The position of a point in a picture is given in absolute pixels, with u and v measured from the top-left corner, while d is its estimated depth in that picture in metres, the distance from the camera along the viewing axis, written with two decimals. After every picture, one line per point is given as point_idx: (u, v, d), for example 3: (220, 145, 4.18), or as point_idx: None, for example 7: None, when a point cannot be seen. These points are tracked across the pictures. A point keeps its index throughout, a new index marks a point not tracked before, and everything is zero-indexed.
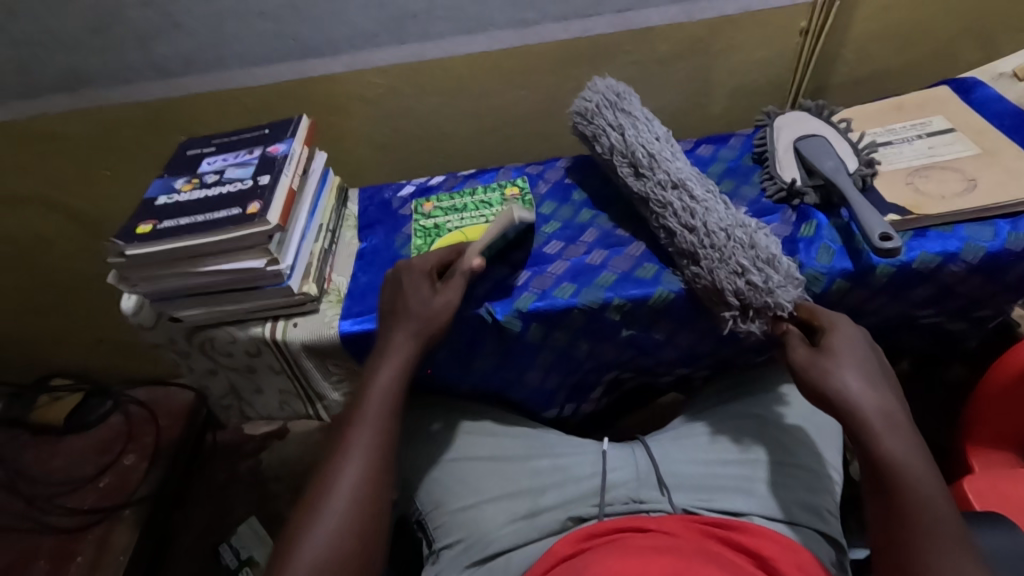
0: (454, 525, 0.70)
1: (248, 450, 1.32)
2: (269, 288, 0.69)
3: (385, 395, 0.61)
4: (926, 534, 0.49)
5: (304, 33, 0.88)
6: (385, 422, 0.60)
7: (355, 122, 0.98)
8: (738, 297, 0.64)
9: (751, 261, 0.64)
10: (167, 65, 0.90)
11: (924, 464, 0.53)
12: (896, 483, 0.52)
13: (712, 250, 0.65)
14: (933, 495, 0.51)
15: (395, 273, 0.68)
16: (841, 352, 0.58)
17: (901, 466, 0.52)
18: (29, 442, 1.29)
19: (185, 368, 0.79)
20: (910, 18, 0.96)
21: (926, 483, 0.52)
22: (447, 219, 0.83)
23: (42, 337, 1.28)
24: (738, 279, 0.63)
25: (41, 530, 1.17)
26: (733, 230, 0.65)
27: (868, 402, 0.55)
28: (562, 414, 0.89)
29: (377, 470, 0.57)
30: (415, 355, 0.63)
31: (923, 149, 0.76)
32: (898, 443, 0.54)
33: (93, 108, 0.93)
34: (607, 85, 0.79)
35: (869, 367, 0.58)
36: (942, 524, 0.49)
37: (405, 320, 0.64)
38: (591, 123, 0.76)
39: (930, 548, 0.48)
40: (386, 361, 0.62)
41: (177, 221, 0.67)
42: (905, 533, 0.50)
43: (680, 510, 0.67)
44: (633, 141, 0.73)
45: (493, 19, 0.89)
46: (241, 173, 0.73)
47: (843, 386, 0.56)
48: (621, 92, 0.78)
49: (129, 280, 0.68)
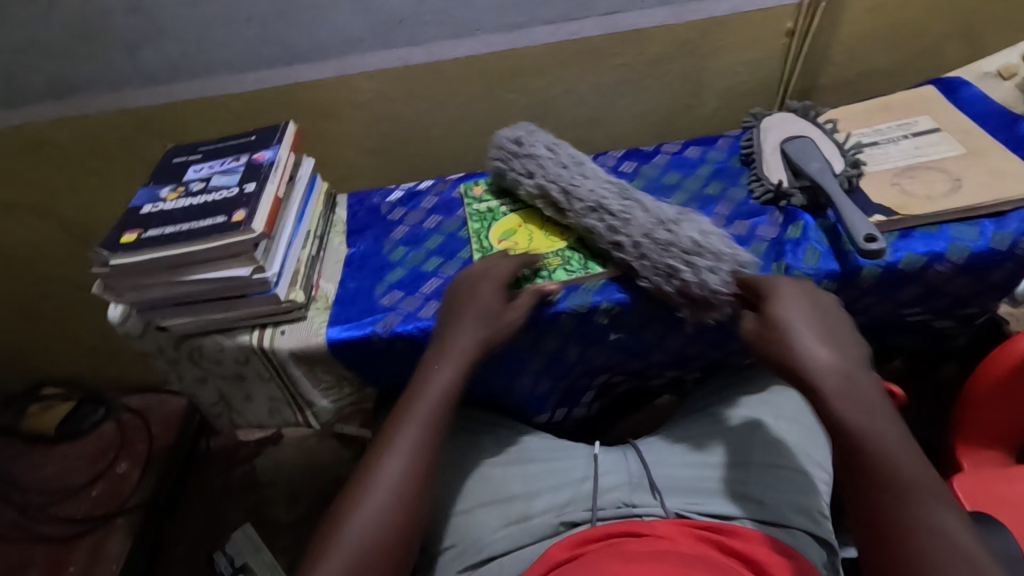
0: (446, 531, 0.71)
1: (243, 455, 1.33)
2: (256, 296, 0.68)
3: (438, 395, 0.61)
4: (904, 499, 0.47)
5: (291, 38, 0.88)
6: (434, 425, 0.60)
7: (344, 127, 0.98)
8: (688, 295, 0.64)
9: (679, 258, 0.64)
10: (154, 72, 0.89)
11: (891, 428, 0.50)
12: (864, 449, 0.49)
13: (644, 261, 0.66)
14: (908, 458, 0.49)
15: (467, 278, 0.68)
16: (799, 322, 0.56)
17: (870, 435, 0.50)
18: (20, 451, 1.28)
19: (174, 377, 0.79)
20: (897, 18, 0.97)
21: (894, 445, 0.49)
22: (501, 202, 0.83)
23: (33, 345, 1.28)
24: (676, 280, 0.64)
25: (32, 540, 1.16)
26: (654, 233, 0.66)
27: (835, 377, 0.53)
28: (553, 418, 0.88)
29: (418, 473, 0.57)
30: (475, 362, 0.64)
31: (909, 149, 0.76)
32: (863, 409, 0.51)
33: (79, 115, 0.93)
34: (511, 131, 0.81)
35: (828, 336, 0.56)
36: (917, 488, 0.47)
37: (473, 322, 0.64)
38: (508, 175, 0.79)
39: (911, 512, 0.46)
40: (445, 368, 0.63)
41: (163, 230, 0.66)
42: (882, 501, 0.47)
43: (672, 513, 0.67)
44: (543, 180, 0.74)
45: (481, 23, 0.89)
46: (227, 181, 0.73)
47: (805, 358, 0.54)
48: (523, 134, 0.79)
49: (115, 289, 0.68)
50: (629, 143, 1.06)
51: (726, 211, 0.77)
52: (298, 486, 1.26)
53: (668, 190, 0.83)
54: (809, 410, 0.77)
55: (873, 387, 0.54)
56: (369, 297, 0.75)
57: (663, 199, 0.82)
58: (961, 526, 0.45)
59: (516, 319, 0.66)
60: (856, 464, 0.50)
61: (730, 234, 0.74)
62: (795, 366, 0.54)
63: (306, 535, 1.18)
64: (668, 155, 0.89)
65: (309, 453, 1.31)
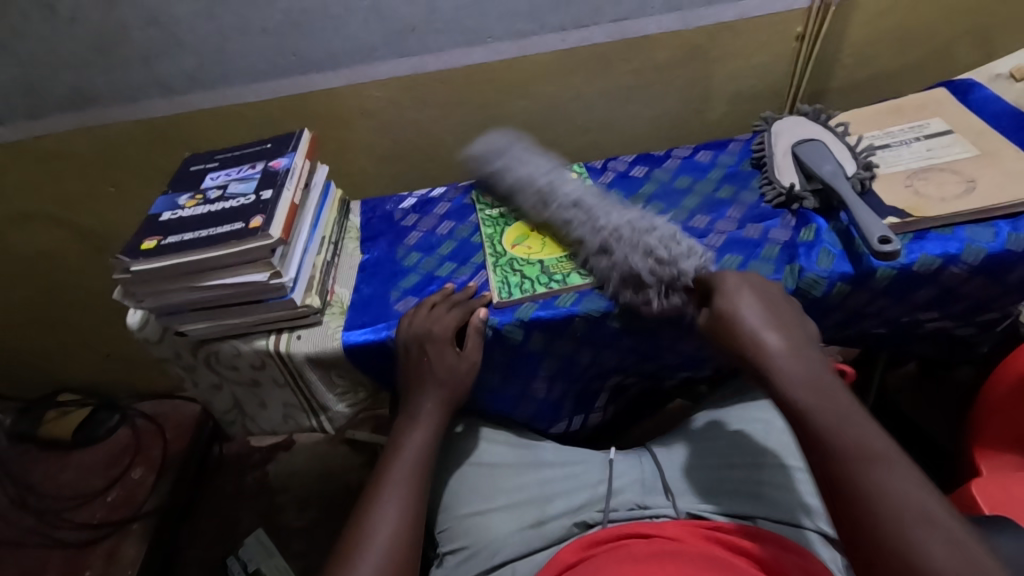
0: (460, 530, 0.71)
1: (255, 461, 1.33)
2: (273, 301, 0.69)
3: (418, 455, 0.66)
4: (858, 464, 0.46)
5: (305, 47, 0.89)
6: (417, 481, 0.64)
7: (357, 135, 0.99)
8: (654, 276, 0.64)
9: (656, 240, 0.66)
10: (171, 83, 0.91)
11: (839, 397, 0.51)
12: (811, 415, 0.50)
13: (624, 241, 0.67)
14: (860, 422, 0.49)
15: (414, 334, 0.68)
16: (746, 305, 0.58)
17: (817, 403, 0.50)
18: (37, 456, 1.30)
19: (191, 382, 0.80)
20: (906, 21, 0.97)
21: (835, 412, 0.50)
22: (512, 208, 0.84)
23: (51, 352, 1.29)
24: (647, 257, 0.65)
25: (49, 545, 1.17)
26: (633, 221, 0.69)
27: (784, 352, 0.54)
28: (570, 426, 0.89)
29: (406, 530, 0.59)
30: (443, 421, 0.68)
31: (922, 151, 0.76)
32: (809, 377, 0.52)
33: (99, 126, 0.95)
34: (490, 142, 0.84)
35: (775, 319, 0.57)
36: (868, 452, 0.46)
37: (433, 387, 0.67)
38: (488, 171, 0.83)
39: (868, 479, 0.45)
40: (416, 434, 0.67)
41: (182, 237, 0.68)
42: (839, 472, 0.46)
43: (684, 514, 0.67)
44: (535, 176, 0.77)
45: (492, 31, 0.90)
46: (243, 188, 0.74)
47: (757, 340, 0.55)
48: (499, 146, 0.82)
49: (135, 295, 0.69)
50: (639, 147, 1.07)
51: (738, 215, 0.77)
52: (310, 491, 1.26)
53: (679, 195, 0.83)
54: None
55: (820, 358, 0.55)
56: (383, 302, 0.76)
57: (675, 203, 0.82)
58: (918, 482, 0.44)
59: (470, 367, 0.69)
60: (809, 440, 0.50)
61: (742, 237, 0.74)
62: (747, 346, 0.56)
63: (318, 540, 1.19)
64: (679, 159, 0.89)
65: (321, 459, 1.31)
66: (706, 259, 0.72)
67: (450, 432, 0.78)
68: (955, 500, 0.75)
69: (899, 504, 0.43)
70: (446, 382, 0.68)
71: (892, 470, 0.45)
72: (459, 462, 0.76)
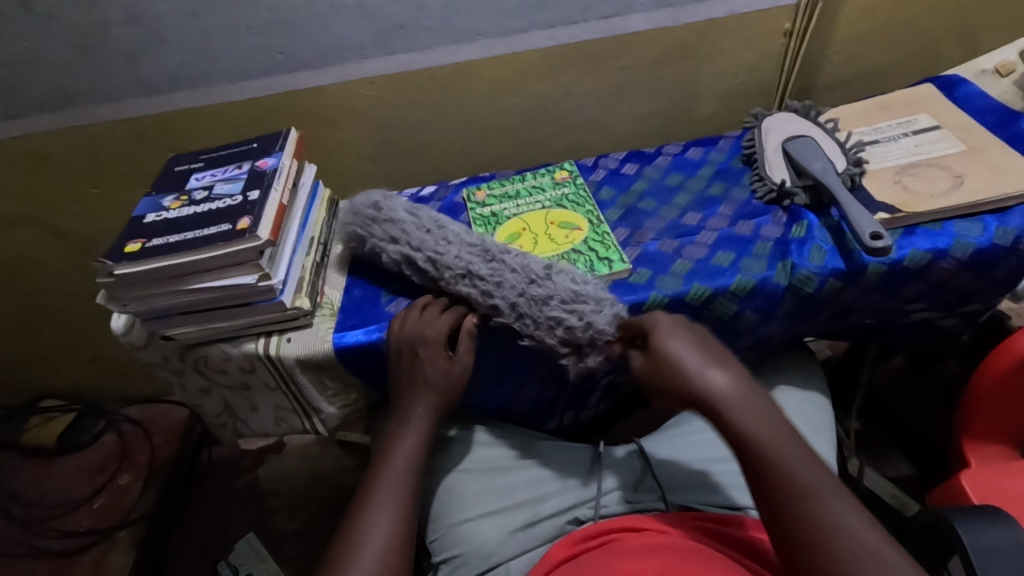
0: (452, 539, 0.70)
1: (244, 466, 1.31)
2: (262, 304, 0.68)
3: (408, 460, 0.65)
4: (802, 500, 0.49)
5: (290, 46, 0.88)
6: (407, 487, 0.63)
7: (345, 134, 0.98)
8: (566, 343, 0.65)
9: (560, 309, 0.64)
10: (153, 82, 0.89)
11: (780, 436, 0.52)
12: (760, 457, 0.51)
13: (524, 319, 0.65)
14: (800, 462, 0.51)
15: (406, 337, 0.67)
16: (683, 344, 0.56)
17: (760, 444, 0.52)
18: (21, 464, 1.27)
19: (179, 387, 0.78)
20: (893, 17, 0.97)
21: (778, 446, 0.51)
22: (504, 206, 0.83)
23: (33, 358, 1.27)
24: (557, 329, 0.64)
25: (35, 554, 1.15)
26: (528, 288, 0.66)
27: (722, 389, 0.54)
28: (562, 424, 0.88)
29: (397, 538, 0.58)
30: (433, 425, 0.67)
31: (910, 147, 0.76)
32: (750, 413, 0.53)
33: (79, 126, 0.93)
34: (365, 198, 0.76)
35: (709, 357, 0.56)
36: (811, 491, 0.49)
37: (424, 391, 0.67)
38: (367, 232, 0.75)
39: (814, 520, 0.47)
40: (405, 439, 0.66)
41: (167, 239, 0.66)
42: (789, 510, 0.49)
43: (675, 506, 0.68)
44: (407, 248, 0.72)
45: (480, 28, 0.89)
46: (230, 189, 0.72)
47: (701, 383, 0.54)
48: (376, 203, 0.75)
49: (119, 300, 0.68)
50: (630, 144, 1.06)
51: (729, 212, 0.77)
52: (302, 494, 1.25)
53: (671, 192, 0.83)
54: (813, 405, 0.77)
55: (755, 388, 0.55)
56: (375, 303, 0.75)
57: (666, 200, 0.82)
58: (852, 512, 0.48)
59: (462, 372, 0.68)
60: (758, 482, 0.51)
61: (734, 234, 0.74)
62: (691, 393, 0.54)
63: (311, 543, 1.17)
64: (669, 156, 0.89)
65: (312, 461, 1.30)
66: (699, 256, 0.72)
67: (444, 437, 0.77)
68: (946, 492, 0.76)
69: (844, 539, 0.46)
70: (437, 385, 0.67)
71: (831, 507, 0.48)
72: (449, 467, 0.75)
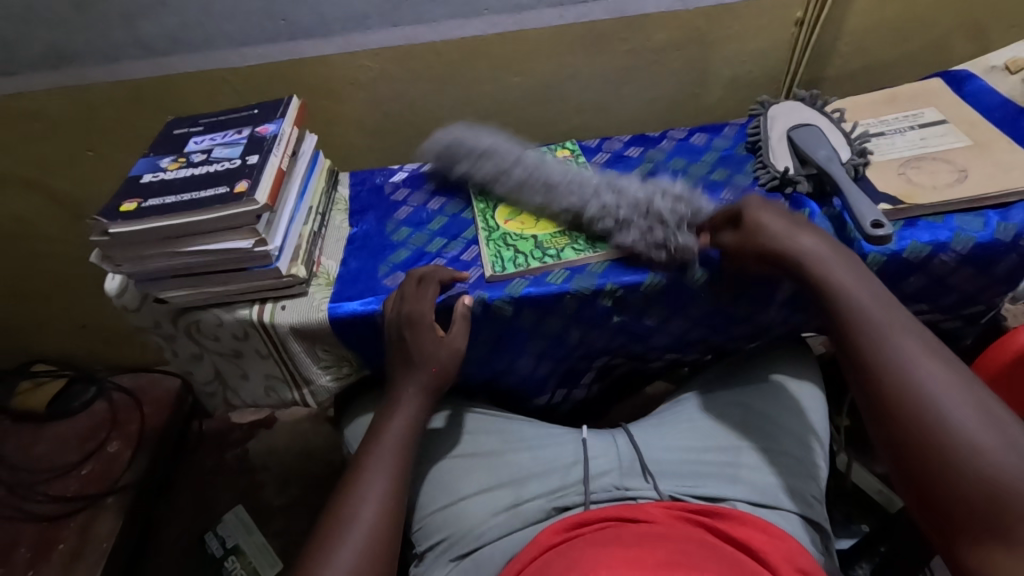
0: (436, 526, 0.69)
1: (235, 439, 1.31)
2: (258, 270, 0.68)
3: (398, 439, 0.64)
4: (891, 352, 0.53)
5: (294, 13, 0.87)
6: (396, 466, 0.62)
7: (346, 106, 0.97)
8: (665, 224, 0.67)
9: (671, 198, 0.69)
10: (154, 43, 0.88)
11: (874, 291, 0.58)
12: (856, 319, 0.56)
13: (649, 194, 0.70)
14: (937, 372, 0.51)
15: (397, 317, 0.66)
16: (766, 215, 0.63)
17: (877, 323, 0.55)
18: (10, 429, 1.27)
19: (170, 353, 0.77)
20: (905, 11, 0.97)
21: (873, 305, 0.57)
22: None
23: (25, 322, 1.26)
24: (664, 205, 0.68)
25: (22, 517, 1.15)
26: (648, 186, 0.71)
27: (809, 249, 0.61)
28: (552, 400, 0.88)
29: (384, 521, 0.58)
30: (423, 406, 0.67)
31: (916, 140, 0.76)
32: (842, 275, 0.59)
33: (78, 87, 0.91)
34: (306, 143, 0.81)
35: (795, 225, 0.63)
36: (892, 340, 0.54)
37: (414, 371, 0.66)
38: (326, 206, 0.84)
39: (894, 368, 0.52)
40: (395, 421, 0.65)
41: (163, 200, 0.65)
42: (877, 361, 0.53)
43: (666, 496, 0.66)
44: (514, 154, 0.78)
45: (488, 4, 0.88)
46: (228, 153, 0.71)
47: (786, 245, 0.61)
48: (299, 149, 0.79)
49: (113, 260, 0.67)
50: (634, 129, 1.06)
51: (731, 198, 0.77)
52: (291, 469, 1.25)
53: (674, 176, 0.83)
54: (805, 395, 0.76)
55: (855, 262, 0.61)
56: (371, 276, 0.74)
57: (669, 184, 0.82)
58: (925, 353, 0.52)
59: (451, 354, 0.67)
60: (852, 341, 0.56)
61: None
62: (777, 250, 0.62)
63: (300, 519, 1.18)
64: (674, 141, 0.88)
65: (304, 437, 1.30)
66: None
67: (435, 428, 0.77)
68: None
69: (933, 387, 0.50)
70: (425, 368, 0.66)
71: (911, 360, 0.52)
72: (442, 454, 0.74)
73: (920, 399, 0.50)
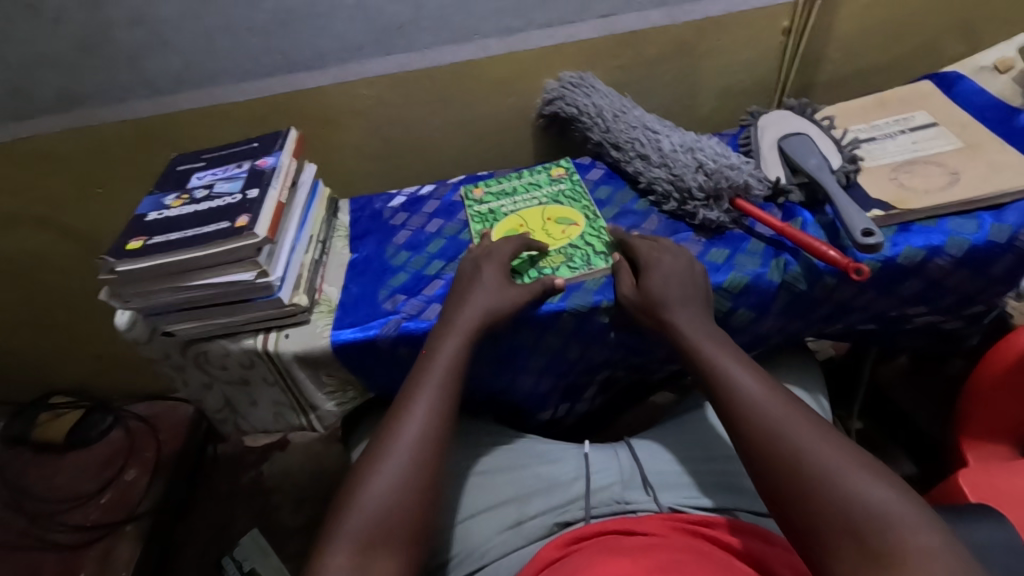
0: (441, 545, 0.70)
1: (249, 462, 1.33)
2: (261, 300, 0.69)
3: (451, 362, 0.63)
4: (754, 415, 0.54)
5: (290, 47, 0.89)
6: (447, 388, 0.62)
7: (345, 134, 0.99)
8: (702, 190, 0.74)
9: (707, 162, 0.76)
10: (158, 83, 0.91)
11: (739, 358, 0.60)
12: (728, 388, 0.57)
13: (685, 163, 0.77)
14: (782, 408, 0.53)
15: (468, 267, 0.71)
16: (643, 282, 0.66)
17: (745, 388, 0.56)
18: (31, 460, 1.29)
19: (179, 383, 0.79)
20: (893, 14, 0.97)
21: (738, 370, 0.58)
22: (501, 203, 0.84)
23: (43, 355, 1.29)
24: (699, 175, 0.75)
25: (44, 547, 1.17)
26: (684, 149, 0.79)
27: (681, 319, 0.63)
28: (556, 415, 0.88)
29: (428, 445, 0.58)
30: (476, 333, 0.66)
31: (907, 144, 0.76)
32: (710, 341, 0.61)
33: (86, 127, 0.95)
34: (304, 173, 0.83)
35: (669, 294, 0.65)
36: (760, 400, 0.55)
37: (476, 295, 0.67)
38: (326, 233, 0.86)
39: (760, 428, 0.53)
40: (448, 342, 0.64)
41: (167, 237, 0.68)
42: (751, 426, 0.54)
43: (666, 508, 0.67)
44: (602, 109, 0.88)
45: (478, 28, 0.90)
46: (230, 188, 0.74)
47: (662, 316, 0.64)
48: (298, 179, 0.81)
49: (122, 297, 0.69)
50: None
51: None
52: (303, 491, 1.27)
53: None
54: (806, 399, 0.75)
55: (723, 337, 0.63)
56: (371, 301, 0.76)
57: None
58: (791, 410, 0.53)
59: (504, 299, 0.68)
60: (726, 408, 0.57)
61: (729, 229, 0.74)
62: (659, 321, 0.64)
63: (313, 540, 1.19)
64: None
65: (316, 458, 1.32)
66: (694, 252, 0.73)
67: None
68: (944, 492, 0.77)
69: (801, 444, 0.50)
70: (482, 297, 0.67)
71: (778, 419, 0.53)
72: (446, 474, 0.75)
73: (794, 454, 0.50)
